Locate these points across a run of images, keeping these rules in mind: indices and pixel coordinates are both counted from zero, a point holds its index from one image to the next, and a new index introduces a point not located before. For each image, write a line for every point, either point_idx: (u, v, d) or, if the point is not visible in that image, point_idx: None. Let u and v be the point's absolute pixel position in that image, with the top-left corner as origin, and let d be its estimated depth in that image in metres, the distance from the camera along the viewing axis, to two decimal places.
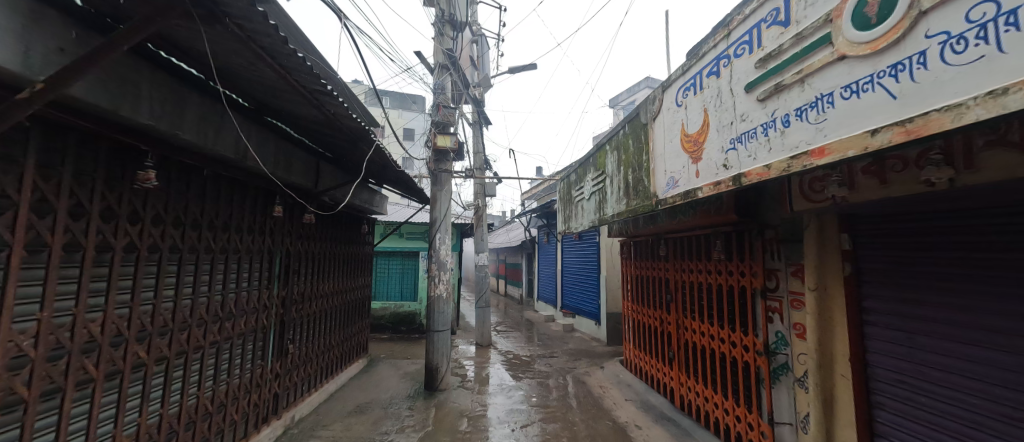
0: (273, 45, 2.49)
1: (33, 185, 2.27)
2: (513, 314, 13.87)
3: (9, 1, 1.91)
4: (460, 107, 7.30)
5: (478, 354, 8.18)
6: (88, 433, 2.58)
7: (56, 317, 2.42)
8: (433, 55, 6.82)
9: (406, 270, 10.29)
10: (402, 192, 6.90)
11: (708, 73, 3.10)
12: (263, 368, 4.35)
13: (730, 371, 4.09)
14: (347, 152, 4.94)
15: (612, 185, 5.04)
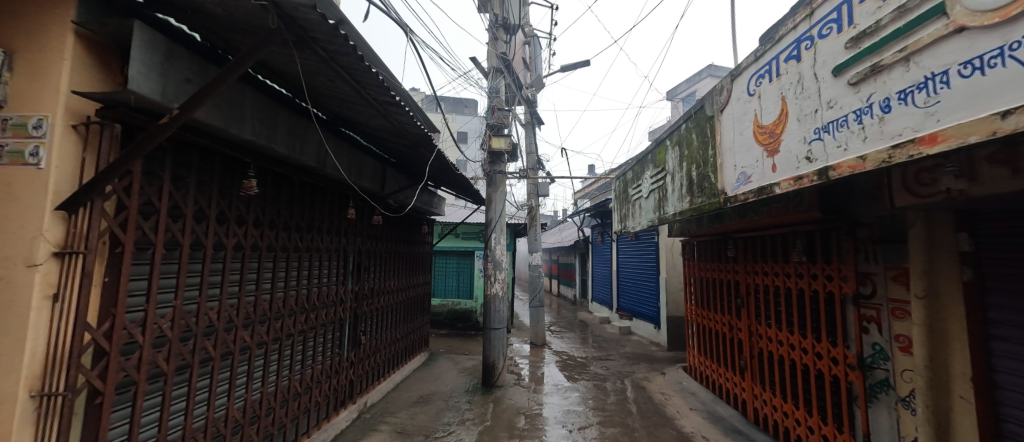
0: (351, 64, 2.73)
1: (169, 195, 2.66)
2: (567, 314, 13.75)
3: (153, 43, 2.27)
4: (513, 109, 7.40)
5: (532, 353, 8.23)
6: (209, 404, 3.00)
7: (187, 305, 2.83)
8: (488, 58, 6.96)
9: (462, 269, 10.61)
10: (457, 194, 7.13)
11: (788, 57, 2.87)
12: (340, 356, 4.75)
13: (816, 385, 3.74)
14: (410, 158, 5.23)
15: (673, 182, 4.84)
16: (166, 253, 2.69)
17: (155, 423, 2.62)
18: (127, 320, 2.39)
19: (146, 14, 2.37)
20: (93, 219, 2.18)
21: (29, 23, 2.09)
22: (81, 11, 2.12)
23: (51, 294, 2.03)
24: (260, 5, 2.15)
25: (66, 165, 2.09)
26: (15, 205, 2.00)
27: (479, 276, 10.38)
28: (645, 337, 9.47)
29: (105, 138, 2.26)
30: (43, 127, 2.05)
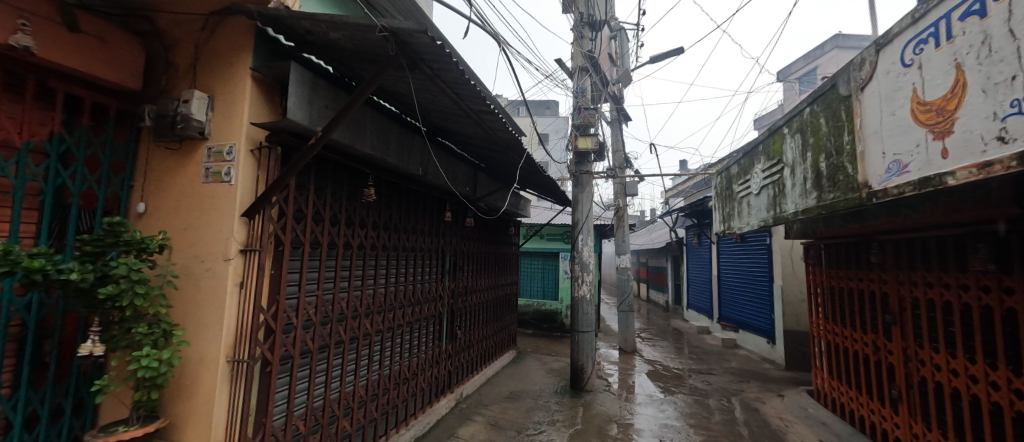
0: (454, 78, 3.00)
1: (312, 203, 3.20)
2: (658, 321, 13.12)
3: (303, 78, 2.76)
4: (600, 107, 7.32)
5: (622, 360, 8.06)
6: (341, 379, 3.52)
7: (326, 295, 3.36)
8: (574, 58, 6.98)
9: (546, 270, 10.76)
10: (542, 194, 7.25)
11: (965, 14, 2.33)
12: (440, 348, 5.19)
13: (1007, 429, 3.07)
14: (500, 162, 5.48)
15: (793, 177, 4.42)
16: (312, 251, 3.22)
17: (305, 392, 3.18)
18: (286, 306, 2.93)
19: (295, 54, 2.96)
20: (264, 223, 2.73)
21: (221, 71, 2.69)
22: (255, 59, 2.68)
23: (238, 281, 2.59)
24: (383, 35, 2.49)
25: (246, 182, 2.64)
26: (216, 213, 2.60)
27: (564, 277, 10.41)
28: (754, 350, 8.64)
29: (272, 158, 2.83)
30: (233, 153, 2.61)
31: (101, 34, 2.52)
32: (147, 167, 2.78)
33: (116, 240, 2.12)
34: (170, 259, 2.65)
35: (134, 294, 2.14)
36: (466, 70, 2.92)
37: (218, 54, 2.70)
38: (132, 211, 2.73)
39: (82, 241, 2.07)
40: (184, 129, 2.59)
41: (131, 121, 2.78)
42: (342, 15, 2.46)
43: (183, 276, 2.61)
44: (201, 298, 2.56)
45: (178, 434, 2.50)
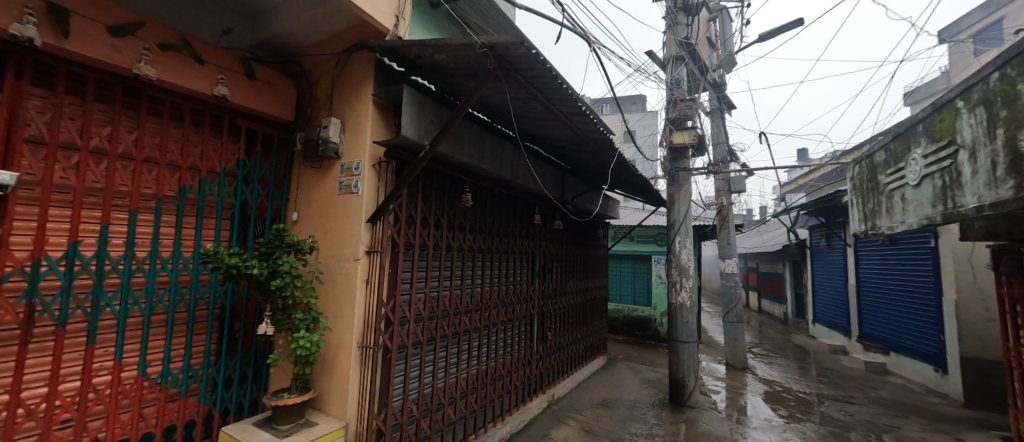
0: (547, 84, 3.13)
1: (420, 209, 3.56)
2: (774, 335, 11.75)
3: (413, 98, 3.11)
4: (698, 97, 6.84)
5: (730, 376, 7.46)
6: (446, 370, 3.85)
7: (432, 292, 3.70)
8: (667, 47, 6.62)
9: (638, 274, 10.37)
10: (632, 194, 7.06)
11: None
12: (532, 348, 5.32)
13: None
14: (588, 164, 5.47)
15: (972, 163, 3.15)
16: (420, 252, 3.58)
17: (417, 379, 3.55)
18: (400, 301, 3.31)
19: (405, 77, 3.34)
20: (384, 228, 3.13)
21: (350, 99, 3.16)
22: (375, 85, 3.10)
23: (365, 278, 3.02)
24: (483, 51, 2.72)
25: (370, 192, 3.07)
26: (348, 220, 3.06)
27: (657, 282, 9.90)
28: (913, 379, 7.31)
29: (389, 171, 3.22)
30: (360, 168, 3.05)
31: (268, 79, 3.16)
32: (297, 183, 3.38)
33: (281, 243, 2.65)
34: (316, 258, 3.18)
35: (292, 286, 2.65)
36: (559, 76, 3.04)
37: (347, 84, 3.18)
38: (287, 219, 3.36)
39: (259, 244, 2.63)
40: (323, 150, 3.10)
41: (286, 146, 3.40)
42: (448, 38, 2.74)
43: (325, 274, 3.12)
44: (338, 292, 3.04)
45: (323, 404, 3.01)
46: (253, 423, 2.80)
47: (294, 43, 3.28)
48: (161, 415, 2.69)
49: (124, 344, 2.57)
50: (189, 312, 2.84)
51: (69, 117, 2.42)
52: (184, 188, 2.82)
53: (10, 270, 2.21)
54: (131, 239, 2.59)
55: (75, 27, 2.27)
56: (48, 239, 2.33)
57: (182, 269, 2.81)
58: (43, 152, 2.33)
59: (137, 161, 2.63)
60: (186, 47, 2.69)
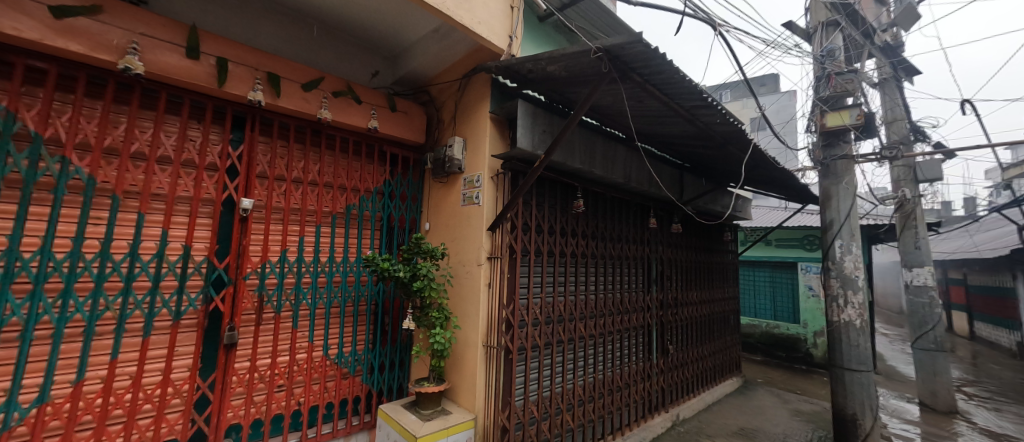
0: (665, 78, 3.03)
1: (536, 217, 3.71)
2: (996, 371, 8.93)
3: (527, 111, 3.31)
4: (865, 63, 5.50)
5: (928, 420, 5.75)
6: (563, 376, 3.90)
7: (547, 298, 3.81)
8: (814, 13, 5.14)
9: (778, 285, 9.10)
10: (767, 191, 6.27)
11: None
12: (651, 362, 5.05)
13: None
14: (711, 160, 5.04)
15: None
16: (535, 258, 3.72)
17: (536, 382, 3.67)
18: (519, 305, 3.48)
19: (518, 92, 3.56)
20: (503, 235, 3.37)
21: (470, 119, 3.50)
22: (492, 103, 3.38)
23: (487, 282, 3.29)
24: (598, 55, 2.77)
25: (490, 203, 3.34)
26: (471, 228, 3.38)
27: (807, 296, 8.51)
28: None
29: (506, 182, 3.44)
30: (480, 181, 3.34)
31: (407, 109, 3.69)
32: (428, 197, 3.85)
33: (419, 249, 3.09)
34: (448, 263, 3.55)
35: (428, 287, 3.06)
36: (679, 68, 2.91)
37: (468, 105, 3.52)
38: (422, 228, 3.85)
39: (403, 250, 3.09)
40: (450, 167, 3.49)
41: (420, 165, 3.89)
42: (562, 48, 2.86)
43: (455, 278, 3.47)
44: (465, 293, 3.36)
45: (455, 395, 3.35)
46: (402, 404, 3.27)
47: (425, 75, 3.78)
48: (338, 389, 3.31)
49: (313, 329, 3.25)
50: (353, 307, 3.45)
51: (280, 156, 3.19)
52: (349, 206, 3.45)
53: (249, 271, 2.98)
54: (317, 247, 3.27)
55: (284, 88, 3.02)
56: (270, 248, 3.09)
57: (348, 272, 3.44)
58: (265, 182, 3.09)
59: (319, 185, 3.33)
60: (350, 91, 3.32)
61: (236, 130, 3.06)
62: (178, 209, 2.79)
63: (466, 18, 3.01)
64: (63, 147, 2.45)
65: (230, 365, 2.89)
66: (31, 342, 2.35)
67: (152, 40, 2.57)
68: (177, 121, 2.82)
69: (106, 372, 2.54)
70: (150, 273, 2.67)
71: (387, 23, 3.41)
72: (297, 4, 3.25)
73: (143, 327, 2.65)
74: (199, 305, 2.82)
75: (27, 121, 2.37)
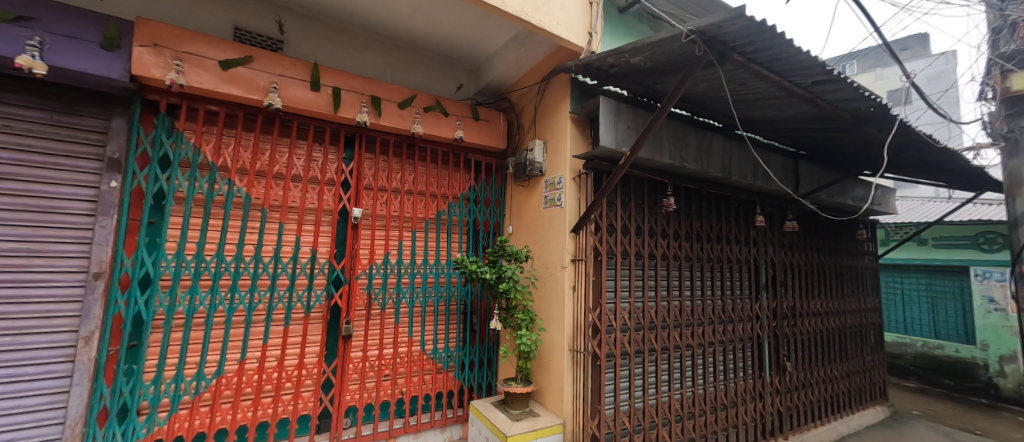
0: (774, 55, 2.66)
1: (622, 217, 3.55)
2: None
3: (610, 108, 3.20)
4: None
5: None
6: (657, 387, 3.64)
7: (636, 303, 3.60)
8: None
9: (938, 295, 7.30)
10: (920, 178, 5.09)
11: None
12: (764, 379, 4.44)
13: None
14: (838, 145, 4.27)
15: None
16: (622, 260, 3.55)
17: (627, 391, 3.48)
18: (607, 309, 3.35)
19: (599, 89, 3.46)
20: (586, 238, 3.30)
21: (550, 121, 3.50)
22: (573, 103, 3.33)
23: (572, 284, 3.26)
24: (691, 39, 2.54)
25: (572, 204, 3.30)
26: (554, 230, 3.36)
27: (985, 310, 6.71)
28: None
29: (589, 182, 3.37)
30: (562, 182, 3.32)
31: (489, 117, 3.85)
32: (511, 201, 3.97)
33: (503, 251, 3.18)
34: (532, 265, 3.58)
35: (514, 289, 3.13)
36: (792, 42, 2.54)
37: (548, 108, 3.52)
38: (505, 231, 3.98)
39: (488, 253, 3.21)
40: (531, 170, 3.52)
41: (502, 170, 4.05)
42: (648, 36, 2.69)
43: (540, 280, 3.48)
44: (549, 296, 3.36)
45: (542, 398, 3.35)
46: (492, 402, 3.39)
47: (506, 83, 3.91)
48: (434, 382, 3.60)
49: (412, 326, 3.55)
50: (445, 306, 3.70)
51: (382, 169, 3.58)
52: (439, 212, 3.72)
53: (360, 271, 3.39)
54: (412, 250, 3.58)
55: (385, 109, 3.39)
56: (376, 251, 3.48)
57: (439, 273, 3.70)
58: (371, 193, 3.50)
59: (414, 194, 3.64)
60: (438, 106, 3.59)
61: (348, 149, 3.51)
62: (307, 219, 3.30)
63: (545, 21, 3.04)
64: (229, 171, 3.07)
65: (347, 354, 3.30)
66: (212, 326, 2.97)
67: (287, 79, 3.09)
68: (305, 145, 3.34)
69: (260, 354, 3.10)
70: (288, 274, 3.19)
71: (471, 37, 3.65)
72: (395, 31, 3.63)
73: (284, 318, 3.18)
74: (323, 300, 3.29)
75: (206, 153, 3.02)
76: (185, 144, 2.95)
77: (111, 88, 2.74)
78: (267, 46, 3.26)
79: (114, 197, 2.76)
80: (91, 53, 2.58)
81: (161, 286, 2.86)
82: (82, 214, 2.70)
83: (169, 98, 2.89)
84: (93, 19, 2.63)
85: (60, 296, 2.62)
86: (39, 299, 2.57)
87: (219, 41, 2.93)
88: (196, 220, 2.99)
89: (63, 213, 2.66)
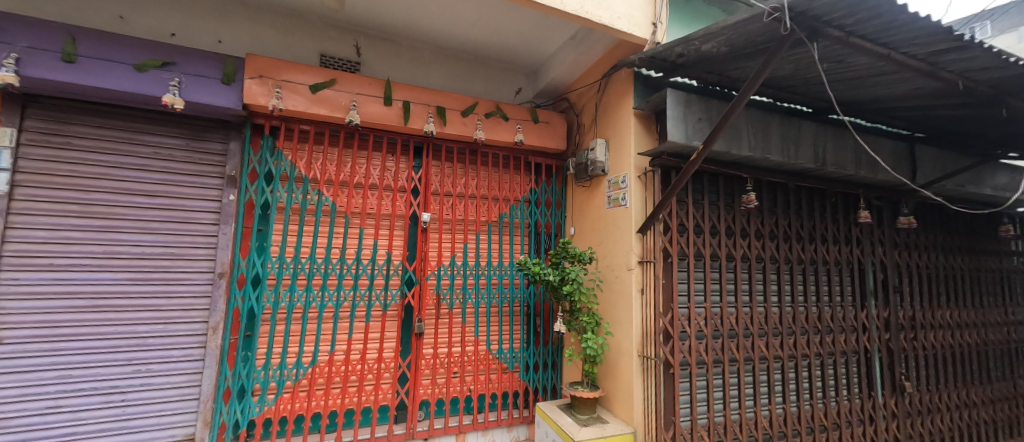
0: (881, 24, 2.30)
1: (694, 216, 3.32)
2: None
3: (678, 101, 3.01)
4: None
5: None
6: (740, 401, 3.32)
7: (713, 308, 3.32)
8: None
9: None
10: None
11: None
12: (877, 400, 3.82)
13: None
14: (971, 124, 3.56)
15: None
16: (696, 262, 3.30)
17: (705, 403, 3.23)
18: (679, 314, 3.15)
19: (665, 81, 3.27)
20: (655, 238, 3.13)
21: (612, 118, 3.40)
22: (636, 98, 3.20)
23: (640, 287, 3.11)
24: (774, 17, 2.28)
25: (637, 204, 3.16)
26: (619, 231, 3.25)
27: None
28: None
29: (656, 180, 3.20)
30: (626, 181, 3.20)
31: (548, 119, 3.85)
32: (573, 202, 3.94)
33: (566, 253, 3.16)
34: (596, 267, 3.50)
35: (578, 291, 3.09)
36: (905, 7, 2.17)
37: (610, 104, 3.42)
38: (567, 233, 3.98)
39: (551, 254, 3.20)
40: (593, 170, 3.44)
41: (562, 171, 4.05)
42: (722, 19, 2.49)
43: (606, 283, 3.37)
44: (616, 299, 3.25)
45: (610, 404, 3.24)
46: (558, 405, 3.37)
47: (564, 83, 3.90)
48: (500, 381, 3.69)
49: (478, 326, 3.68)
50: (509, 307, 3.77)
51: (447, 175, 3.77)
52: (502, 214, 3.82)
53: (430, 272, 3.60)
54: (477, 253, 3.71)
55: (450, 118, 3.57)
56: (443, 254, 3.67)
57: (502, 274, 3.79)
58: (438, 198, 3.69)
59: (478, 198, 3.78)
60: (499, 111, 3.68)
61: (417, 158, 3.75)
62: (382, 224, 3.58)
63: (606, 16, 2.95)
64: (319, 183, 3.44)
65: (420, 351, 3.51)
66: (307, 320, 3.33)
67: (365, 97, 3.39)
68: (380, 156, 3.63)
69: (346, 347, 3.40)
70: (367, 275, 3.48)
71: (531, 41, 3.69)
72: (458, 43, 3.80)
73: (365, 315, 3.46)
74: (398, 299, 3.53)
75: (300, 168, 3.41)
76: (284, 160, 3.38)
77: (229, 115, 3.22)
78: (347, 68, 3.60)
79: (232, 208, 3.25)
80: (213, 88, 3.06)
81: (268, 284, 3.26)
82: (208, 223, 3.21)
83: (271, 121, 3.32)
84: (214, 59, 3.10)
85: (196, 292, 3.14)
86: (181, 294, 3.10)
87: (309, 68, 3.29)
88: (292, 226, 3.39)
89: (194, 222, 3.18)
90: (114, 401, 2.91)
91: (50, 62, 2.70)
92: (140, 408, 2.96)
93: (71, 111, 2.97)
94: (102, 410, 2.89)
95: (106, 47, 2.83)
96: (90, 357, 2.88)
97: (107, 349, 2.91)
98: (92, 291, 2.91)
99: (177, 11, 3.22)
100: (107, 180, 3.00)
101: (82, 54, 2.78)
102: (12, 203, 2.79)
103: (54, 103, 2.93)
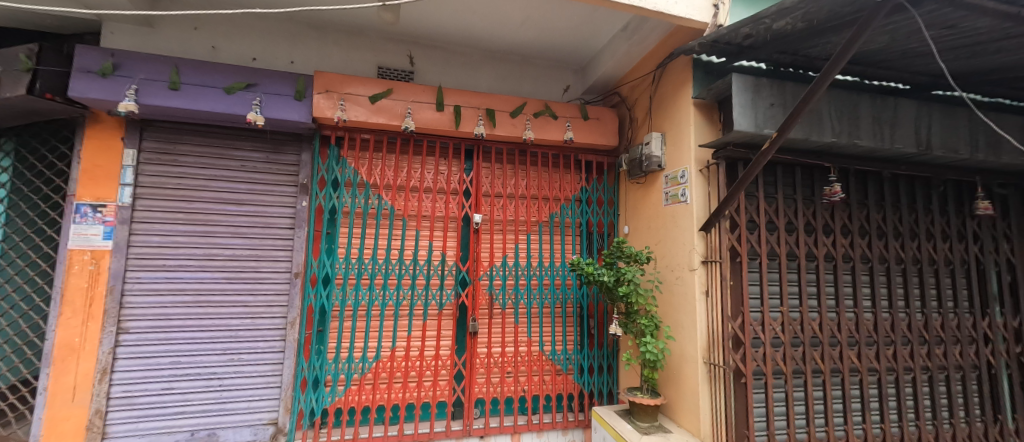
0: None
1: (767, 212, 3.02)
2: None
3: (746, 86, 2.75)
4: None
5: None
6: (827, 418, 2.97)
7: (791, 312, 3.00)
8: None
9: None
10: None
11: None
12: (1004, 425, 3.23)
13: None
14: None
15: None
16: (769, 262, 3.01)
17: (784, 417, 2.92)
18: (750, 319, 2.88)
19: (729, 66, 3.01)
20: (721, 235, 2.90)
21: (669, 110, 3.20)
22: (696, 86, 2.98)
23: (704, 289, 2.89)
24: None
25: (699, 199, 2.94)
26: (679, 229, 3.06)
27: None
28: None
29: (720, 174, 2.95)
30: (686, 176, 2.99)
31: (599, 115, 3.75)
32: (627, 200, 3.80)
33: (620, 253, 3.04)
34: (655, 267, 3.31)
35: (635, 293, 2.95)
36: None
37: (667, 95, 3.22)
38: (620, 232, 3.83)
39: (605, 254, 3.09)
40: (648, 165, 3.28)
41: (615, 168, 3.93)
42: None
43: (665, 284, 3.18)
44: (676, 302, 3.06)
45: (672, 412, 3.05)
46: (616, 410, 3.25)
47: (617, 76, 3.75)
48: (554, 383, 3.67)
49: (531, 326, 3.69)
50: (562, 308, 3.72)
51: (498, 176, 3.81)
52: (552, 214, 3.79)
53: (482, 273, 3.66)
54: (529, 253, 3.71)
55: (501, 120, 3.59)
56: (495, 254, 3.71)
57: (554, 273, 3.75)
58: (489, 200, 3.75)
59: (529, 198, 3.78)
60: (548, 110, 3.65)
61: (469, 161, 3.83)
62: (437, 225, 3.69)
63: (662, 2, 2.78)
64: (379, 188, 3.63)
65: (475, 349, 3.58)
66: (371, 317, 3.54)
67: (419, 104, 3.52)
68: (434, 160, 3.76)
69: (406, 343, 3.56)
70: (425, 275, 3.62)
71: (582, 35, 3.61)
72: (508, 45, 3.82)
73: (423, 313, 3.60)
74: (453, 299, 3.62)
75: (363, 174, 3.63)
76: (348, 168, 3.62)
77: (301, 129, 3.51)
78: (403, 78, 3.76)
79: (305, 214, 3.54)
80: (288, 104, 3.35)
81: (336, 284, 3.52)
82: (286, 228, 3.53)
83: (336, 132, 3.57)
84: (288, 77, 3.40)
85: (277, 290, 3.46)
86: (264, 292, 3.44)
87: (369, 80, 3.48)
88: (356, 229, 3.62)
89: (274, 227, 3.51)
90: (214, 385, 3.30)
91: (160, 91, 3.12)
92: (234, 393, 3.32)
93: (177, 132, 3.41)
94: (204, 392, 3.28)
95: (203, 74, 3.21)
96: (194, 346, 3.29)
97: (208, 339, 3.31)
98: (195, 288, 3.32)
99: (257, 38, 3.57)
100: (205, 191, 3.41)
101: (185, 81, 3.18)
102: (135, 213, 3.27)
103: (163, 126, 3.39)
